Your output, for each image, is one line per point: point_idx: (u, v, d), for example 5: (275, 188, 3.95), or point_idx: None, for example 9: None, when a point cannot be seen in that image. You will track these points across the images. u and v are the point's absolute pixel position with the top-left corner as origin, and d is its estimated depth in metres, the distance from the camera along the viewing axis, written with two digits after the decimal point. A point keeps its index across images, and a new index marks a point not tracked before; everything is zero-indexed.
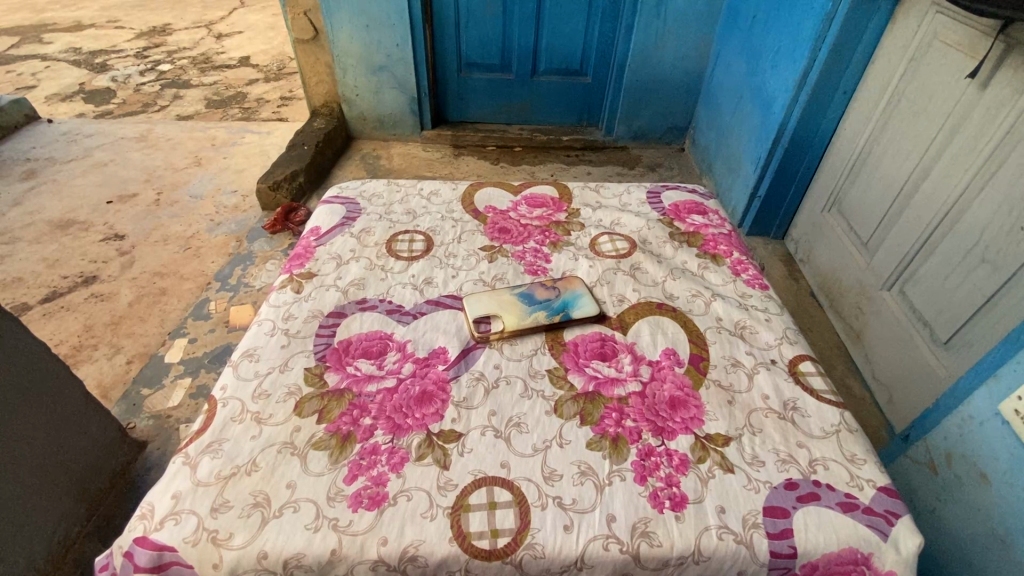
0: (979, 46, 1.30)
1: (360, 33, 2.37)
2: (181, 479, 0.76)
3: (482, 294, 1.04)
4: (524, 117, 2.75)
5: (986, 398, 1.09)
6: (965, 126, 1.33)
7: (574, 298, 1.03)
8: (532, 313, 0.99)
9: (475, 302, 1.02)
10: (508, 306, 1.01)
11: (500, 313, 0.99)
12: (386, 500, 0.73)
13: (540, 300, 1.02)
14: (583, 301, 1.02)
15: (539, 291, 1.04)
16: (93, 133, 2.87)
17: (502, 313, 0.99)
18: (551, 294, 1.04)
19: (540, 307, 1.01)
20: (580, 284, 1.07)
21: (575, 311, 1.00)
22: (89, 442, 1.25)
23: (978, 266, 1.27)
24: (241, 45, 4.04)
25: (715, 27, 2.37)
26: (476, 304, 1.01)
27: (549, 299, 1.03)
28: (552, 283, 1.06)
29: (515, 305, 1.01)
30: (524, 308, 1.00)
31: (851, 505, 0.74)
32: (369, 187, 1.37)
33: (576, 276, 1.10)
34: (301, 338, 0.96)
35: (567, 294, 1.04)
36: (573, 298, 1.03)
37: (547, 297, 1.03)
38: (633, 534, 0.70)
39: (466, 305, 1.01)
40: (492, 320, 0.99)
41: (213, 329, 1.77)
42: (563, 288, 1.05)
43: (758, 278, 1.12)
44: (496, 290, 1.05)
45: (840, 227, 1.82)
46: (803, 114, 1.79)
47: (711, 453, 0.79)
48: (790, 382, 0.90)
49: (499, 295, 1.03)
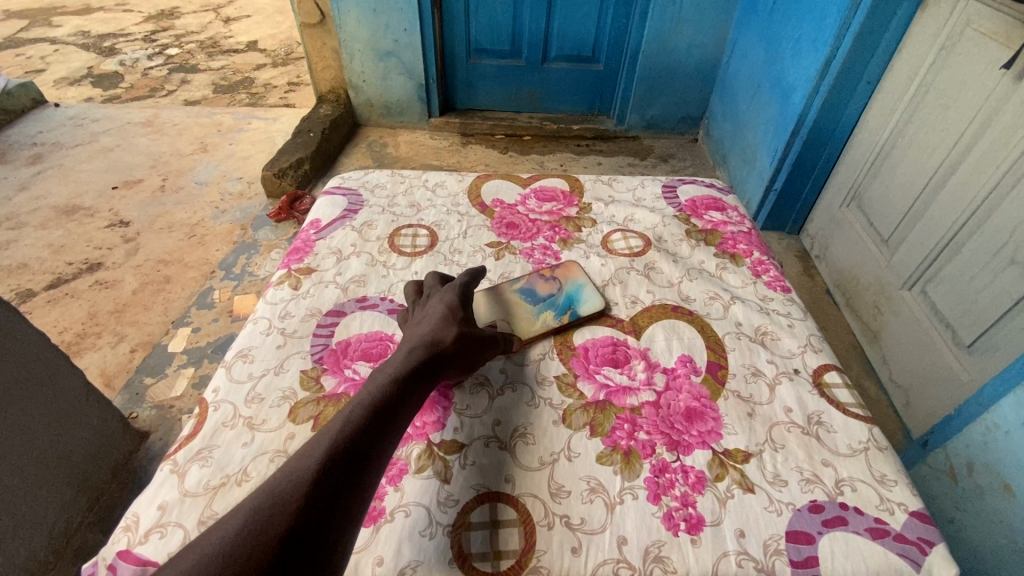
0: (1016, 35, 1.22)
1: (367, 17, 2.30)
2: (169, 488, 0.72)
3: (482, 298, 0.99)
4: (533, 104, 2.67)
5: (1013, 406, 1.04)
6: (997, 120, 1.26)
7: (577, 290, 0.99)
8: (538, 315, 0.95)
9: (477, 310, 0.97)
10: (511, 308, 0.97)
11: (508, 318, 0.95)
12: (383, 516, 0.69)
13: (544, 297, 0.99)
14: (587, 292, 0.99)
15: (540, 285, 1.01)
16: (100, 117, 2.83)
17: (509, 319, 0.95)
18: (553, 288, 1.00)
19: (546, 306, 0.97)
20: (580, 272, 1.03)
21: (582, 307, 0.97)
22: (90, 433, 1.21)
23: (1006, 267, 1.20)
24: (249, 29, 3.98)
25: (733, 14, 2.28)
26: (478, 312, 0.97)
27: (552, 294, 0.99)
28: (550, 276, 1.03)
29: (519, 304, 0.98)
30: (528, 308, 0.97)
31: (881, 531, 0.68)
32: (373, 178, 1.32)
33: (575, 264, 1.06)
34: (298, 338, 0.92)
35: (570, 287, 1.00)
36: (574, 290, 1.00)
37: (550, 291, 0.99)
38: (646, 559, 0.66)
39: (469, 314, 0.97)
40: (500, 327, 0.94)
41: (216, 318, 1.71)
42: (563, 279, 1.02)
43: (780, 280, 1.06)
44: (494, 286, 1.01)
45: (859, 224, 1.75)
46: (825, 103, 1.71)
47: (730, 471, 0.74)
48: (814, 394, 0.84)
49: (500, 298, 0.99)
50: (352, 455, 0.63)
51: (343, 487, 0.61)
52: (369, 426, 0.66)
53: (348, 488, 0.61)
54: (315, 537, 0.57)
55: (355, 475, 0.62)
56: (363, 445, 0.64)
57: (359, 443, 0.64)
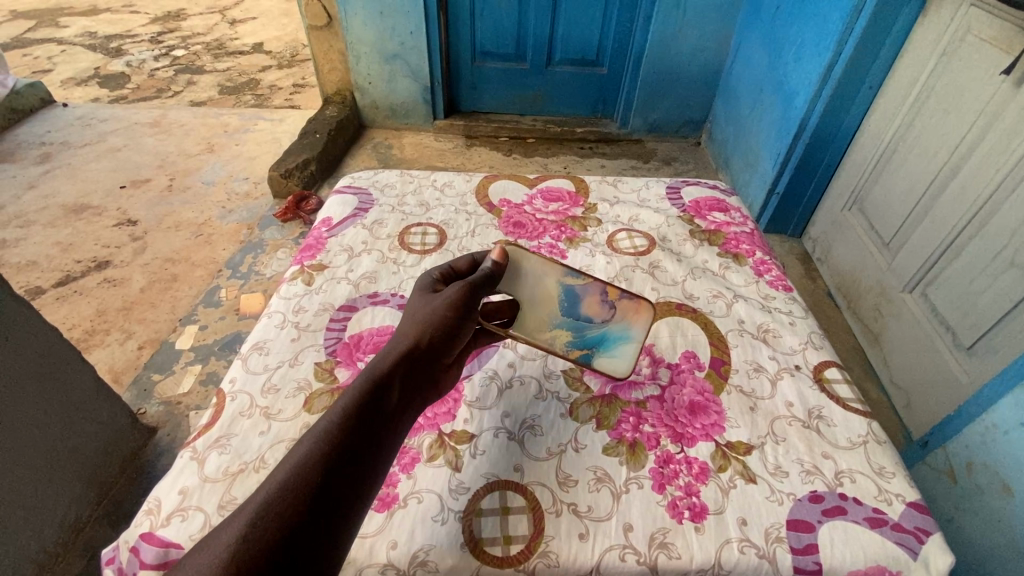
0: (1015, 42, 1.25)
1: (373, 19, 2.33)
2: (189, 475, 0.74)
3: (534, 261, 0.91)
4: (538, 107, 2.70)
5: (1012, 406, 1.06)
6: (997, 125, 1.28)
7: (615, 339, 0.90)
8: (556, 327, 0.89)
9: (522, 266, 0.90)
10: (545, 299, 0.90)
11: (531, 308, 0.89)
12: (396, 502, 0.71)
13: (583, 315, 0.90)
14: (623, 350, 0.89)
15: (592, 302, 0.91)
16: (108, 118, 2.86)
17: (532, 306, 0.89)
18: (600, 314, 0.90)
19: (575, 327, 0.89)
20: (643, 321, 0.91)
21: (604, 354, 0.88)
22: (100, 427, 1.24)
23: (1006, 270, 1.22)
24: (255, 31, 4.02)
25: (736, 19, 2.31)
26: (521, 272, 0.90)
27: (591, 320, 0.90)
28: (613, 299, 0.92)
29: (553, 302, 0.90)
30: (556, 312, 0.90)
31: (879, 520, 0.70)
32: (382, 177, 1.34)
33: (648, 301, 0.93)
34: (311, 332, 0.94)
35: (614, 328, 0.90)
36: (617, 335, 0.90)
37: (592, 315, 0.90)
38: (651, 545, 0.68)
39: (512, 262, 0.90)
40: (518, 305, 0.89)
41: (224, 316, 1.73)
42: (621, 314, 0.91)
43: (782, 279, 1.09)
44: (553, 263, 0.91)
45: (861, 227, 1.77)
46: (826, 108, 1.74)
47: (733, 462, 0.77)
48: (815, 389, 0.87)
49: (547, 279, 0.91)
50: (366, 424, 0.63)
51: (320, 540, 0.54)
52: (338, 453, 0.59)
53: (326, 542, 0.54)
54: (339, 497, 0.57)
55: (368, 442, 0.62)
56: (334, 483, 0.57)
57: (369, 411, 0.64)
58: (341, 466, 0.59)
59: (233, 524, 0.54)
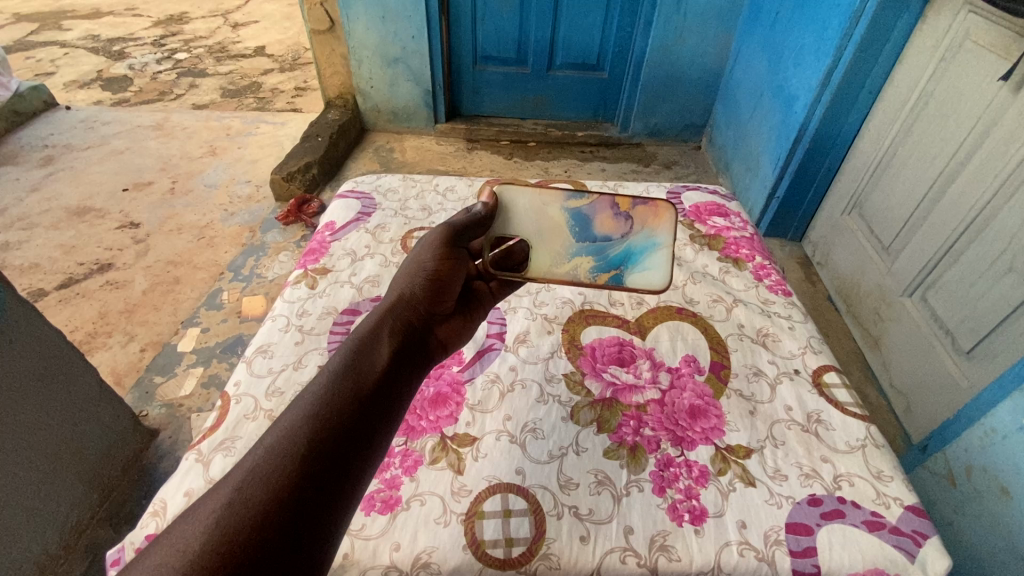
0: (1014, 47, 1.26)
1: (375, 24, 2.35)
2: (194, 477, 0.75)
3: (532, 194, 0.88)
4: (539, 111, 2.72)
5: (1011, 411, 1.07)
6: (996, 129, 1.29)
7: (639, 251, 0.90)
8: (575, 256, 0.89)
9: (522, 204, 0.88)
10: (555, 229, 0.88)
11: (542, 242, 0.88)
12: (399, 504, 0.72)
13: (599, 236, 0.89)
14: (650, 263, 0.90)
15: (604, 219, 0.89)
16: (111, 121, 2.88)
17: (543, 243, 0.88)
18: (616, 231, 0.89)
19: (594, 251, 0.89)
20: (665, 227, 0.90)
21: (631, 271, 0.90)
22: (102, 430, 1.24)
23: (1005, 274, 1.23)
24: (257, 34, 4.04)
25: (736, 24, 2.33)
26: (521, 211, 0.88)
27: (609, 238, 0.89)
28: (625, 211, 0.89)
29: (563, 230, 0.88)
30: (570, 241, 0.89)
31: (877, 523, 0.71)
32: (385, 182, 1.36)
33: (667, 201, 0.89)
34: (315, 335, 0.95)
35: (634, 240, 0.90)
36: (641, 247, 0.90)
37: (609, 233, 0.89)
38: (652, 548, 0.68)
39: (508, 202, 0.88)
40: (529, 246, 0.88)
41: (225, 319, 1.74)
42: (640, 224, 0.90)
43: (782, 284, 1.09)
44: (550, 190, 0.88)
45: (860, 231, 1.78)
46: (826, 113, 1.75)
47: (732, 465, 0.77)
48: (814, 394, 0.87)
49: (552, 209, 0.88)
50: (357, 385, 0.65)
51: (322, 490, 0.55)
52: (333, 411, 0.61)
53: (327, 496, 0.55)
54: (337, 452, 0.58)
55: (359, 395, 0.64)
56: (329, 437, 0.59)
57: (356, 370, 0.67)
58: (332, 426, 0.60)
59: (216, 494, 0.54)
